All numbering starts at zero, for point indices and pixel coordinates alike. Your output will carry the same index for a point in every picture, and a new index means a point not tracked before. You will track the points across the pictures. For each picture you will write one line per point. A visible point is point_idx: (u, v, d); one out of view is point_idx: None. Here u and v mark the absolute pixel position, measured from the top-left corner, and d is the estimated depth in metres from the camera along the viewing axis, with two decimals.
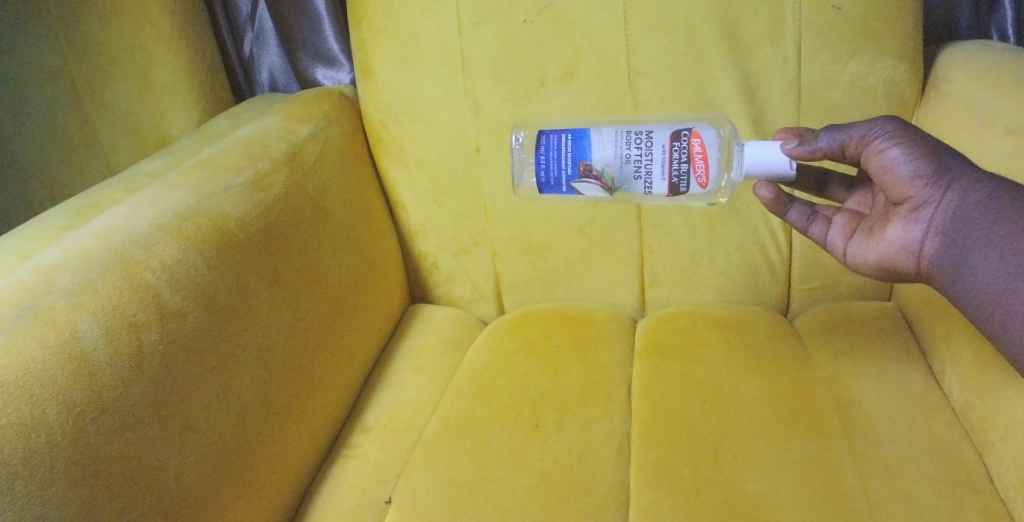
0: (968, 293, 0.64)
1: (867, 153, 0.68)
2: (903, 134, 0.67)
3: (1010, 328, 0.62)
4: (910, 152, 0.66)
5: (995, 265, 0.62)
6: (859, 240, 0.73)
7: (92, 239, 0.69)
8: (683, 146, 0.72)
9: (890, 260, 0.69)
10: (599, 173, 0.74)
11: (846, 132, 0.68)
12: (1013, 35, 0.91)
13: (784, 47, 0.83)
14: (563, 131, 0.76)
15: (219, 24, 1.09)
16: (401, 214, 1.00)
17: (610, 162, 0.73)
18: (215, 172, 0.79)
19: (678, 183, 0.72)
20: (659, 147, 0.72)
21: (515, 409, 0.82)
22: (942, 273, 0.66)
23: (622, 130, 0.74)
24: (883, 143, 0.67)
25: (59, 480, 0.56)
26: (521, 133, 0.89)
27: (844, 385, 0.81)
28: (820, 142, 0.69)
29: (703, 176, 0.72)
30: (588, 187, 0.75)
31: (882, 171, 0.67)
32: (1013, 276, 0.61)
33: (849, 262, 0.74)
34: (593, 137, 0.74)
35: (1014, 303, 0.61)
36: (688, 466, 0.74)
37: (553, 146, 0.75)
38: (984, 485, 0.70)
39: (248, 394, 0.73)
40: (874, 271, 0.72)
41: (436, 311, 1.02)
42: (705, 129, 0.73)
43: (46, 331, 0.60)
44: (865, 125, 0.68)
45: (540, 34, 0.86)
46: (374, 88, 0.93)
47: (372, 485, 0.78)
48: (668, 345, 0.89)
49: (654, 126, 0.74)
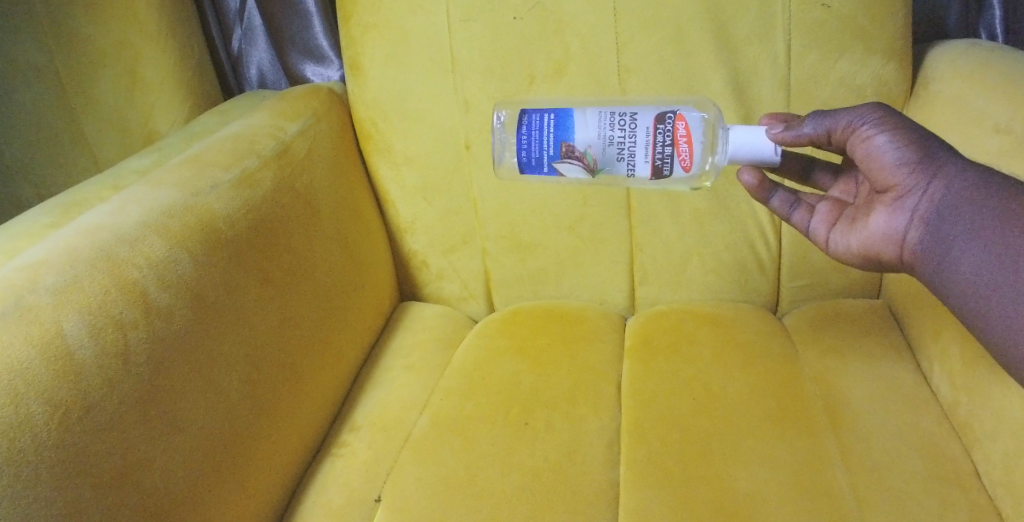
0: (950, 284, 0.64)
1: (853, 140, 0.68)
2: (890, 121, 0.67)
3: (991, 319, 0.62)
4: (897, 140, 0.66)
5: (978, 255, 0.62)
6: (842, 228, 0.73)
7: (79, 235, 0.68)
8: (667, 129, 0.71)
9: (873, 249, 0.70)
10: (582, 154, 0.74)
11: (832, 118, 0.69)
12: (1001, 34, 0.91)
13: (772, 45, 0.83)
14: (546, 110, 0.75)
15: (207, 20, 1.08)
16: (390, 211, 0.99)
17: (593, 143, 0.73)
18: (203, 168, 0.78)
19: (662, 166, 0.72)
20: (643, 130, 0.72)
21: (504, 408, 0.82)
22: (925, 263, 0.66)
23: (606, 111, 0.73)
24: (869, 130, 0.67)
25: (43, 481, 0.56)
26: (503, 112, 0.89)
27: (832, 382, 0.81)
28: (805, 127, 0.69)
29: (686, 159, 0.71)
30: (571, 168, 0.75)
31: (868, 158, 0.67)
32: (998, 267, 0.61)
33: (832, 250, 0.74)
34: (576, 117, 0.74)
35: (995, 294, 0.61)
36: (677, 464, 0.74)
37: (534, 126, 0.75)
38: (971, 482, 0.71)
39: (235, 388, 0.72)
40: (856, 260, 0.72)
41: (426, 309, 1.02)
42: (689, 112, 0.72)
43: (31, 329, 0.59)
44: (852, 111, 0.68)
45: (529, 31, 0.85)
46: (364, 85, 0.92)
47: (360, 483, 0.78)
48: (657, 342, 0.89)
49: (639, 107, 0.74)
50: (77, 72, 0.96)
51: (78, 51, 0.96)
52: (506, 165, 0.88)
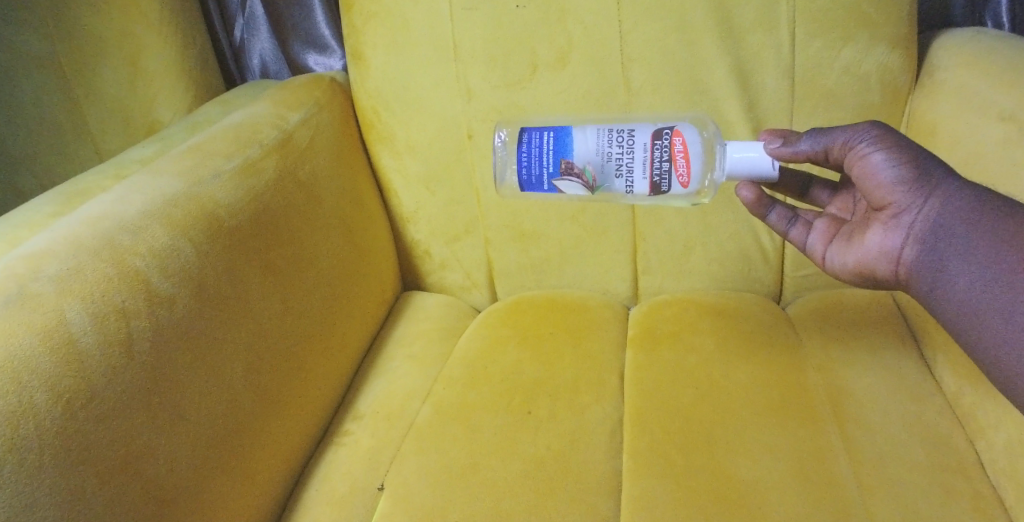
0: (944, 300, 0.63)
1: (851, 157, 0.68)
2: (887, 139, 0.66)
3: (984, 336, 0.61)
4: (894, 158, 0.66)
5: (972, 274, 0.62)
6: (839, 245, 0.73)
7: (81, 224, 0.68)
8: (665, 145, 0.71)
9: (869, 266, 0.69)
10: (580, 171, 0.74)
11: (829, 136, 0.69)
12: (1007, 23, 0.91)
13: (778, 33, 0.82)
14: (545, 129, 0.75)
15: (207, 8, 1.07)
16: (392, 200, 0.99)
17: (592, 160, 0.73)
18: (204, 158, 0.78)
19: (660, 182, 0.72)
20: (640, 147, 0.72)
21: (506, 396, 0.82)
22: (919, 280, 0.65)
23: (605, 128, 0.73)
24: (867, 147, 0.67)
25: (46, 468, 0.56)
26: (504, 131, 0.89)
27: (835, 372, 0.81)
28: (802, 144, 0.69)
29: (684, 175, 0.71)
30: (570, 185, 0.75)
31: (864, 176, 0.67)
32: (991, 285, 0.61)
33: (828, 267, 0.74)
34: (575, 135, 0.74)
35: (984, 311, 0.61)
36: (680, 454, 0.74)
37: (534, 144, 0.75)
38: (974, 470, 0.71)
39: (238, 384, 0.72)
40: (852, 277, 0.72)
41: (429, 298, 1.02)
42: (687, 129, 0.72)
43: (34, 316, 0.59)
44: (850, 129, 0.68)
45: (532, 19, 0.85)
46: (366, 74, 0.92)
47: (363, 472, 0.78)
48: (660, 332, 0.89)
49: (636, 124, 0.74)
50: (77, 60, 0.96)
51: (79, 40, 0.95)
52: (506, 184, 0.87)
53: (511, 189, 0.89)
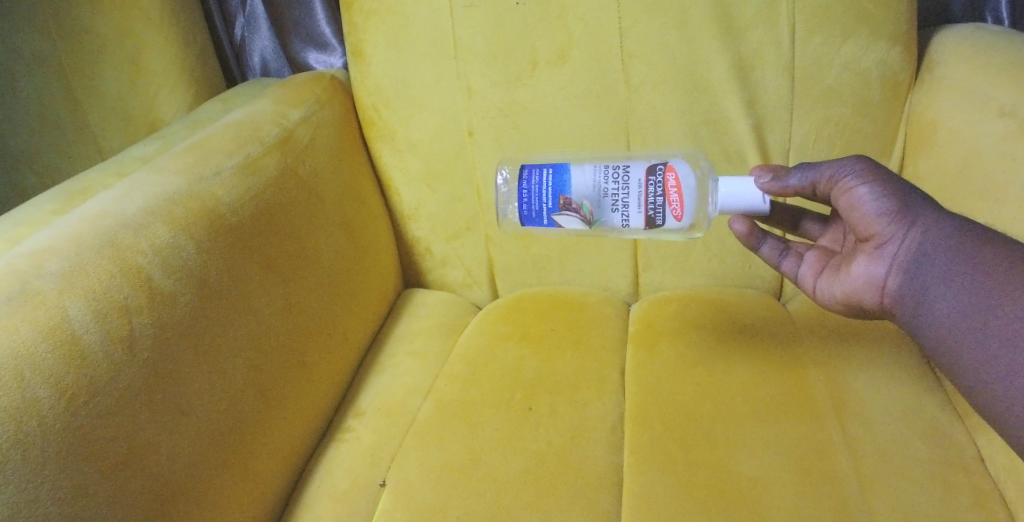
0: (927, 327, 0.63)
1: (837, 192, 0.68)
2: (872, 172, 0.67)
3: (962, 362, 0.61)
4: (878, 190, 0.66)
5: (952, 302, 0.62)
6: (828, 275, 0.73)
7: (82, 222, 0.68)
8: (658, 181, 0.71)
9: (855, 296, 0.69)
10: (578, 207, 0.74)
11: (816, 171, 0.69)
12: (1007, 18, 0.91)
13: (778, 30, 0.82)
14: (545, 166, 0.76)
15: (208, 7, 1.07)
16: (393, 197, 0.99)
17: (588, 196, 0.74)
18: (206, 155, 0.78)
19: (654, 216, 0.72)
20: (635, 182, 0.72)
21: (507, 393, 0.82)
22: (903, 308, 0.65)
23: (602, 165, 0.74)
24: (852, 181, 0.67)
25: (49, 464, 0.56)
26: (505, 169, 0.90)
27: (835, 367, 0.81)
28: (791, 179, 0.70)
29: (678, 209, 0.71)
30: (568, 220, 0.75)
31: (850, 209, 0.68)
32: (967, 316, 0.61)
33: (818, 298, 0.74)
34: (573, 172, 0.74)
35: (960, 338, 0.61)
36: (681, 450, 0.74)
37: (534, 180, 0.76)
38: (974, 464, 0.71)
39: (241, 377, 0.73)
40: (841, 307, 0.71)
41: (430, 296, 1.02)
42: (681, 164, 0.72)
43: (36, 312, 0.60)
44: (836, 163, 0.69)
45: (532, 16, 0.85)
46: (367, 72, 0.92)
47: (365, 468, 0.78)
48: (661, 328, 0.89)
49: (632, 160, 0.74)
50: (78, 59, 0.96)
51: (81, 39, 0.96)
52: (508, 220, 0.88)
53: (512, 225, 0.89)
